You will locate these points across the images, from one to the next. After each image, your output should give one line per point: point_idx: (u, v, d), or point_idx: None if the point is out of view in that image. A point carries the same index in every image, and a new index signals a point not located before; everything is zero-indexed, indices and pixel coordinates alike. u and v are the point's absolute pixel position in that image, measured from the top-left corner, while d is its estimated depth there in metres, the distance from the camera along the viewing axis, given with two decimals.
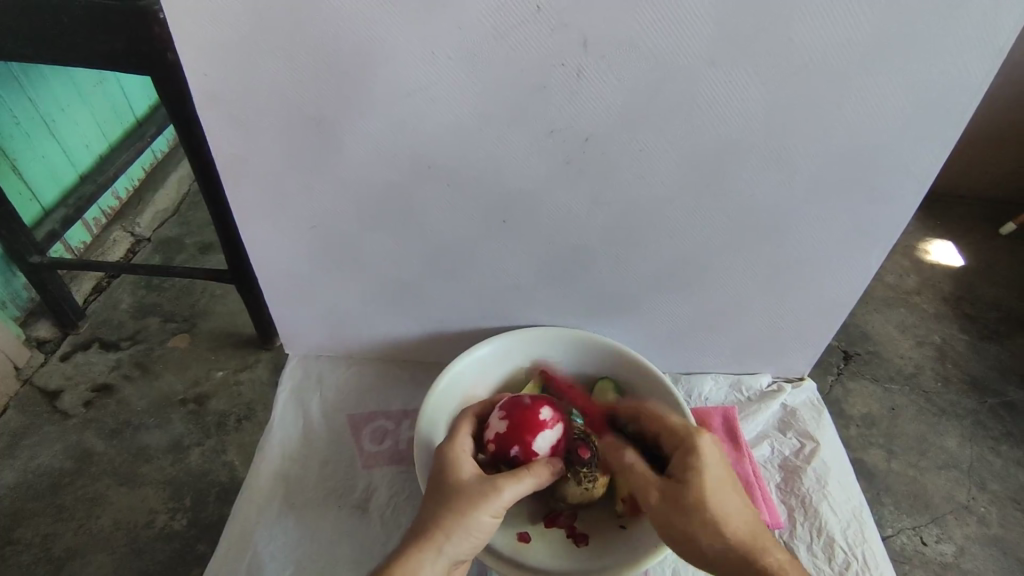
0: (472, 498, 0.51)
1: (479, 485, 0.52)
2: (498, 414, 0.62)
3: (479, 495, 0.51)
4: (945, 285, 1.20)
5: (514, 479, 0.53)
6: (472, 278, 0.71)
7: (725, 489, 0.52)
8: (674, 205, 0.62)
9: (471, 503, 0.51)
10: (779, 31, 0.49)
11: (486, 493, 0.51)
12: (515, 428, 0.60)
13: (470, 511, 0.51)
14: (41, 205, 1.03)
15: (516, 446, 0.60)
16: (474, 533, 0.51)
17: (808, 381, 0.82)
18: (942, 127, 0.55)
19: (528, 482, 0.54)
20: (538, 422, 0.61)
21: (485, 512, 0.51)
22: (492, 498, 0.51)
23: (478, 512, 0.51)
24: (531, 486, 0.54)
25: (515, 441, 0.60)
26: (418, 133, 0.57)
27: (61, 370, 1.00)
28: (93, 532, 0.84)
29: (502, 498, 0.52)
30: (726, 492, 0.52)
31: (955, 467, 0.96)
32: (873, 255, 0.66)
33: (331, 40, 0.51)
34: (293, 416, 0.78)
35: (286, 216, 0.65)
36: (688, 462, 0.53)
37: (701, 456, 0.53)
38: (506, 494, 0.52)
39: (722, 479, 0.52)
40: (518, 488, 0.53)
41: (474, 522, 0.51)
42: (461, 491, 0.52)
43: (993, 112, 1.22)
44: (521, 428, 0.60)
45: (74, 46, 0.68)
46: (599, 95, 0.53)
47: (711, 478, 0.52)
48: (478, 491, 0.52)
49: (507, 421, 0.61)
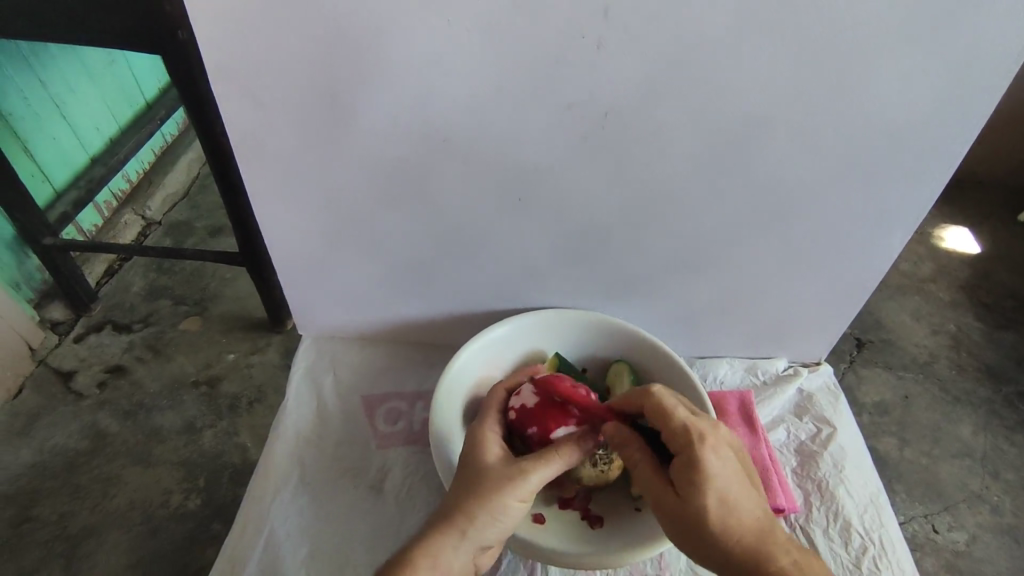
0: (498, 485, 0.51)
1: (506, 469, 0.52)
2: (531, 387, 0.64)
3: (504, 479, 0.51)
4: (961, 272, 1.18)
5: (541, 462, 0.53)
6: (487, 258, 0.70)
7: (728, 495, 0.50)
8: (694, 185, 0.61)
9: (496, 488, 0.51)
10: (806, 4, 0.48)
11: (512, 476, 0.51)
12: (541, 410, 0.62)
13: (495, 496, 0.50)
14: (53, 186, 1.03)
15: (535, 426, 0.61)
16: (499, 519, 0.50)
17: (824, 366, 0.81)
18: (970, 102, 0.53)
19: (558, 464, 0.53)
20: (565, 412, 0.61)
21: (512, 497, 0.51)
22: (518, 483, 0.51)
23: (503, 497, 0.50)
24: (560, 466, 0.54)
25: (534, 421, 0.61)
26: (435, 109, 0.57)
27: (75, 351, 1.00)
28: (107, 511, 0.85)
29: (527, 484, 0.51)
30: (732, 498, 0.50)
31: (969, 455, 0.95)
32: (895, 238, 0.65)
33: (350, 14, 0.51)
34: (306, 396, 0.78)
35: (300, 195, 0.65)
36: (687, 475, 0.50)
37: (702, 468, 0.50)
38: (532, 478, 0.52)
39: (727, 482, 0.50)
40: (547, 471, 0.53)
41: (499, 508, 0.50)
42: (485, 476, 0.52)
43: (1014, 95, 1.20)
44: (547, 411, 0.61)
45: (87, 23, 0.67)
46: (618, 70, 0.53)
47: (716, 489, 0.50)
48: (505, 475, 0.52)
49: (537, 398, 0.62)
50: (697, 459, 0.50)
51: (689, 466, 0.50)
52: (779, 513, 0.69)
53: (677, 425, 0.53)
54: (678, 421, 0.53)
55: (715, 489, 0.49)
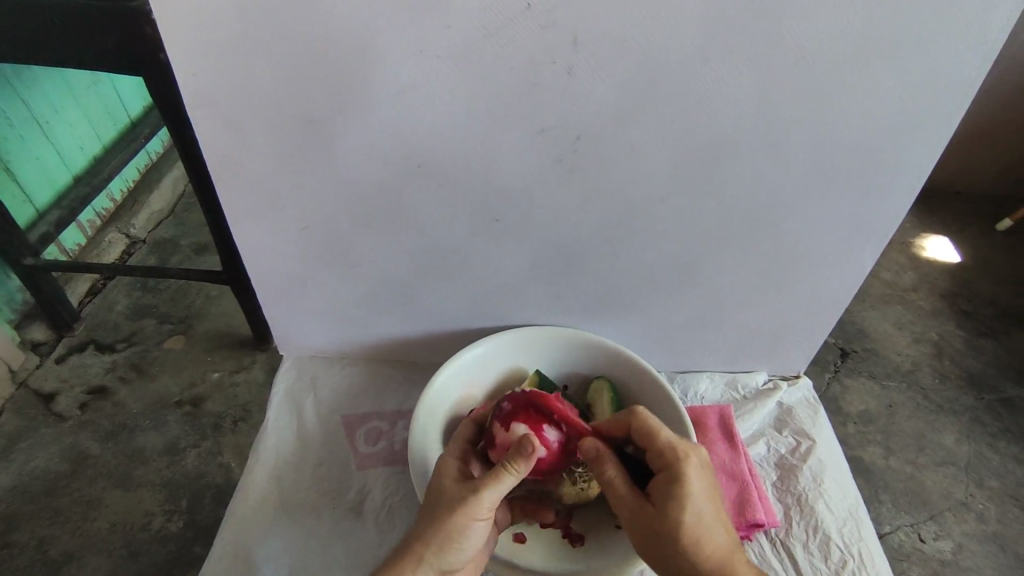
0: (451, 507, 0.50)
1: (460, 491, 0.51)
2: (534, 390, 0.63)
3: (456, 502, 0.50)
4: (942, 282, 1.19)
5: (493, 478, 0.51)
6: (467, 278, 0.70)
7: (705, 508, 0.51)
8: (668, 203, 0.61)
9: (447, 512, 0.50)
10: (771, 27, 0.49)
11: (463, 498, 0.50)
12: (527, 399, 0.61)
13: (448, 520, 0.50)
14: (35, 206, 1.02)
15: (508, 404, 0.61)
16: (457, 540, 0.50)
17: (803, 379, 0.82)
18: (935, 121, 0.54)
19: (512, 479, 0.51)
20: (541, 418, 0.59)
21: (465, 518, 0.50)
22: (469, 504, 0.50)
23: (456, 520, 0.50)
24: (515, 479, 0.51)
25: (512, 401, 0.61)
26: (411, 133, 0.57)
27: (57, 372, 1.00)
28: (88, 534, 0.84)
29: (479, 503, 0.50)
30: (706, 518, 0.51)
31: (953, 464, 0.96)
32: (868, 253, 0.66)
33: (323, 43, 0.51)
34: (287, 417, 0.78)
35: (278, 217, 0.65)
36: (668, 490, 0.52)
37: (684, 485, 0.51)
38: (485, 498, 0.50)
39: (705, 501, 0.51)
40: (499, 487, 0.50)
41: (454, 531, 0.50)
42: (440, 500, 0.51)
43: (991, 107, 1.22)
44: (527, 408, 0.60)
45: (65, 46, 0.68)
46: (591, 93, 0.53)
47: (693, 508, 0.51)
48: (459, 497, 0.51)
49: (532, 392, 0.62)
50: (680, 478, 0.51)
51: (670, 482, 0.52)
52: (759, 528, 0.69)
53: (661, 444, 0.53)
54: (663, 439, 0.53)
55: (693, 507, 0.51)
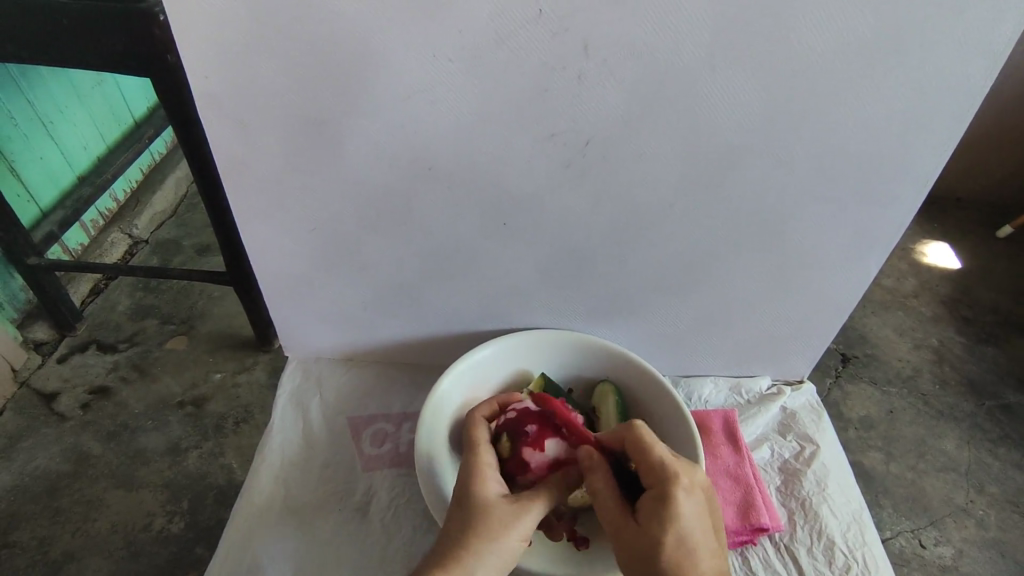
0: (505, 522, 0.50)
1: (511, 508, 0.52)
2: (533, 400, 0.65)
3: (510, 518, 0.51)
4: (943, 288, 1.20)
5: (539, 501, 0.53)
6: (474, 280, 0.71)
7: (693, 532, 0.48)
8: (676, 208, 0.62)
9: (500, 528, 0.50)
10: (779, 33, 0.49)
11: (517, 515, 0.51)
12: (541, 415, 0.62)
13: (501, 536, 0.50)
14: (39, 207, 1.02)
15: (532, 424, 0.61)
16: (506, 558, 0.50)
17: (806, 385, 0.82)
18: (941, 128, 0.55)
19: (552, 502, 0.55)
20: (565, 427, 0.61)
21: (517, 536, 0.50)
22: (523, 523, 0.51)
23: (510, 537, 0.50)
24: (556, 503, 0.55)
25: (536, 422, 0.62)
26: (421, 136, 0.57)
27: (59, 372, 0.99)
28: (90, 534, 0.84)
29: (529, 523, 0.52)
30: (693, 545, 0.48)
31: (954, 470, 0.96)
32: (873, 259, 0.66)
33: (334, 45, 0.51)
34: (292, 418, 0.78)
35: (287, 218, 0.65)
36: (653, 509, 0.49)
37: (670, 506, 0.48)
38: (533, 517, 0.52)
39: (693, 526, 0.48)
40: (542, 510, 0.53)
41: (507, 548, 0.50)
42: (491, 512, 0.51)
43: (992, 114, 1.23)
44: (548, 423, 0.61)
45: (74, 47, 0.68)
46: (599, 98, 0.54)
47: (677, 529, 0.48)
48: (510, 514, 0.51)
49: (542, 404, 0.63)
50: (666, 496, 0.48)
51: (657, 501, 0.49)
52: (763, 532, 0.69)
53: (652, 461, 0.51)
54: (654, 454, 0.51)
55: (677, 529, 0.47)
